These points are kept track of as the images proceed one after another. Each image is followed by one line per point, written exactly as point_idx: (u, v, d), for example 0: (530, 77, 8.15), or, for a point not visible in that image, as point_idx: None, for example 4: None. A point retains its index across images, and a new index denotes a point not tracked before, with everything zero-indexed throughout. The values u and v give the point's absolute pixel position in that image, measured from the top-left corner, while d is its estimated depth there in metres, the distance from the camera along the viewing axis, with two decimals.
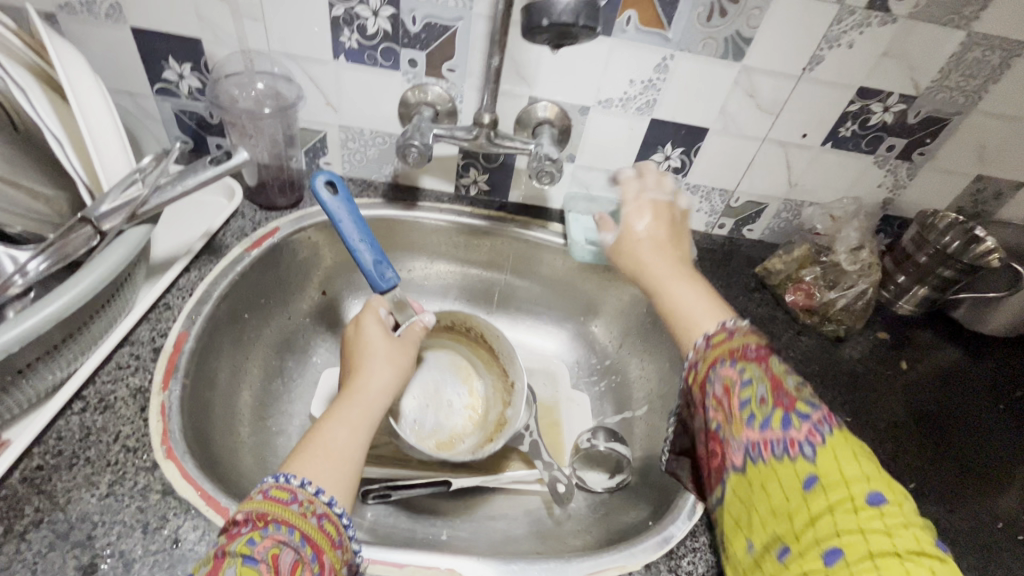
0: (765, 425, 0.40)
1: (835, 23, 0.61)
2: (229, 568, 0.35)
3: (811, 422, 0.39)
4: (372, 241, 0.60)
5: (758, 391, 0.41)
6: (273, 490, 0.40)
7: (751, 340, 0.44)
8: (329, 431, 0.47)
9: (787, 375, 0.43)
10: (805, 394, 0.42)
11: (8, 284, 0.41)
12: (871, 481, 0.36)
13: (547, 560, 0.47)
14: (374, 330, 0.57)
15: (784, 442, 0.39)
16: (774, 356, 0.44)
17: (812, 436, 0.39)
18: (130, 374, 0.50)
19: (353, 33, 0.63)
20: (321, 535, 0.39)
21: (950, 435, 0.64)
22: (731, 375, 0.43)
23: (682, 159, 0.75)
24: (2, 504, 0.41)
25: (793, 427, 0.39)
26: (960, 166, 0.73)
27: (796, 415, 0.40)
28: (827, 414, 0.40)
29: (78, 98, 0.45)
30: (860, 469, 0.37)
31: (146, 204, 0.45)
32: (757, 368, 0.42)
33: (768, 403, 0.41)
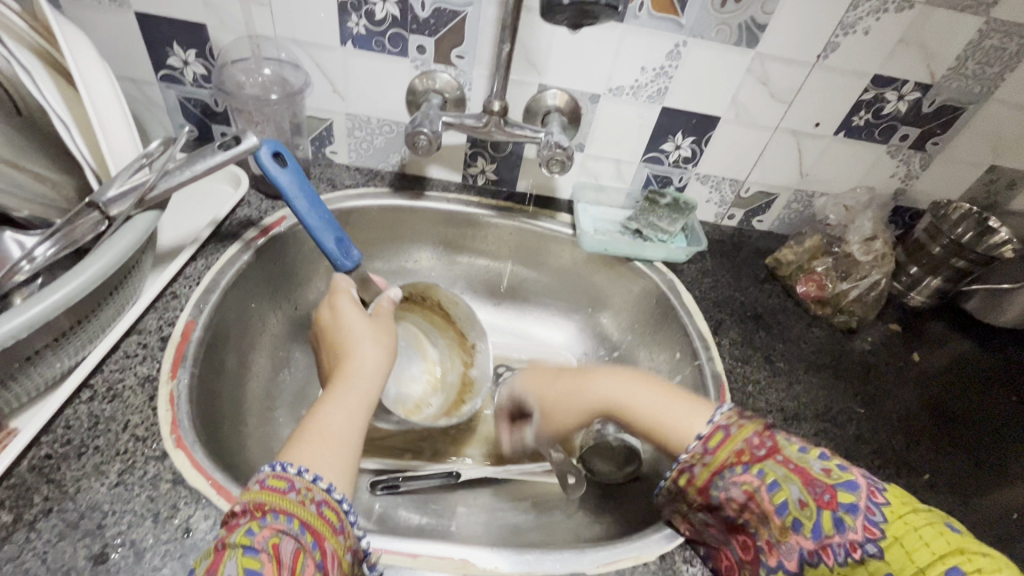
0: (817, 532, 0.39)
1: (850, 9, 0.60)
2: (229, 559, 0.35)
3: (862, 514, 0.39)
4: (328, 215, 0.58)
5: (792, 493, 0.41)
6: (270, 480, 0.40)
7: (751, 433, 0.44)
8: (325, 418, 0.46)
9: (808, 461, 0.42)
10: (838, 476, 0.41)
11: (14, 270, 0.40)
12: (945, 556, 0.36)
13: (562, 550, 0.46)
14: (351, 311, 0.55)
15: (842, 547, 0.38)
16: (783, 443, 0.43)
17: (871, 531, 0.38)
18: (138, 363, 0.50)
19: (361, 19, 0.62)
20: (320, 522, 0.39)
21: (964, 427, 0.63)
22: (750, 481, 0.42)
23: (693, 148, 0.74)
24: (11, 493, 0.40)
25: (847, 526, 0.39)
26: (973, 156, 0.72)
27: (844, 511, 0.39)
28: (868, 491, 0.40)
29: (86, 82, 0.44)
30: (929, 547, 0.36)
31: (154, 189, 0.44)
32: (776, 465, 0.42)
33: (808, 504, 0.40)
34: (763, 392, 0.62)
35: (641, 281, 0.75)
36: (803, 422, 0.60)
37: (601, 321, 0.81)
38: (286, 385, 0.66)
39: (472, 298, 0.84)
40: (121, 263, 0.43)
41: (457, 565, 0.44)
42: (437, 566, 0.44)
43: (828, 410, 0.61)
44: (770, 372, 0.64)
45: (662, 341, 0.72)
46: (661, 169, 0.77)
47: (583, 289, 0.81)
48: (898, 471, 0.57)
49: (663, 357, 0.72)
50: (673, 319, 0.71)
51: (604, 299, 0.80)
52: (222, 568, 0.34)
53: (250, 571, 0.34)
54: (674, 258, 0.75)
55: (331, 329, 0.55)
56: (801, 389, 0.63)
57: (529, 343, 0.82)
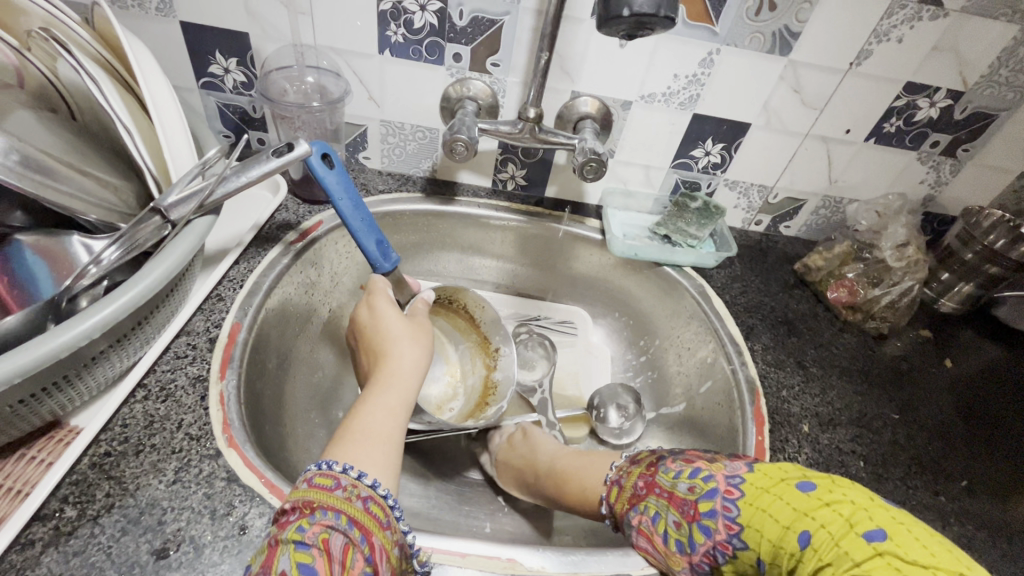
0: (692, 546, 0.40)
1: (885, 17, 0.60)
2: (283, 554, 0.35)
3: (719, 514, 0.39)
4: (371, 217, 0.56)
5: (669, 519, 0.42)
6: (316, 478, 0.40)
7: (636, 477, 0.48)
8: (368, 419, 0.47)
9: (678, 483, 0.43)
10: (701, 488, 0.41)
11: (82, 273, 0.43)
12: (792, 524, 0.35)
13: (607, 551, 0.46)
14: (387, 309, 0.56)
15: (716, 549, 0.39)
16: (660, 475, 0.46)
17: (731, 527, 0.38)
18: (188, 363, 0.51)
19: (400, 28, 0.63)
20: (367, 517, 0.39)
21: (1000, 433, 0.63)
22: (641, 519, 0.45)
23: (722, 155, 0.74)
24: (74, 489, 0.42)
25: (712, 531, 0.39)
26: (1005, 162, 0.72)
27: (706, 517, 0.40)
28: (725, 490, 0.40)
29: (152, 94, 0.47)
30: (777, 520, 0.36)
31: (213, 196, 0.46)
32: (655, 498, 0.45)
33: (682, 524, 0.41)
34: (797, 397, 0.62)
35: (671, 289, 0.75)
36: (838, 426, 0.60)
37: (629, 326, 0.82)
38: (323, 386, 0.68)
39: (499, 298, 0.86)
40: (177, 267, 0.45)
41: (504, 565, 0.45)
42: (485, 565, 0.45)
43: (863, 416, 0.62)
44: (803, 378, 0.65)
45: (691, 345, 0.73)
46: (689, 175, 0.77)
47: (612, 293, 0.82)
48: (935, 477, 0.57)
49: (691, 362, 0.72)
50: (703, 325, 0.71)
51: (633, 304, 0.81)
52: (277, 562, 0.35)
53: (302, 565, 0.35)
54: (704, 262, 0.75)
55: (368, 328, 0.56)
56: (835, 394, 0.63)
57: (551, 326, 0.83)
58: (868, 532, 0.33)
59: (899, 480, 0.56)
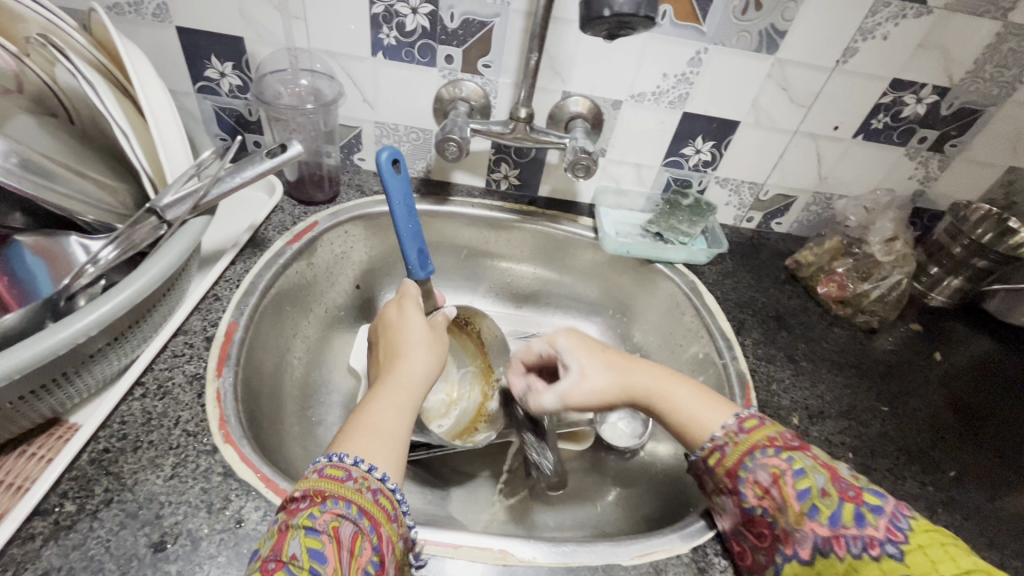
0: (835, 521, 0.40)
1: (870, 15, 0.61)
2: (293, 539, 0.37)
3: (885, 516, 0.40)
4: (417, 227, 0.61)
5: (816, 482, 0.42)
6: (328, 468, 0.41)
7: (786, 431, 0.47)
8: (371, 415, 0.47)
9: (836, 466, 0.44)
10: (864, 487, 0.42)
11: (80, 272, 0.44)
12: (966, 572, 0.37)
13: (597, 542, 0.47)
14: (413, 314, 0.57)
15: (862, 539, 0.39)
16: (813, 447, 0.45)
17: (891, 533, 0.39)
18: (185, 362, 0.52)
19: (392, 31, 0.64)
20: (377, 508, 0.40)
21: (989, 425, 0.64)
22: (781, 465, 0.43)
23: (713, 152, 0.75)
24: (74, 484, 0.42)
25: (867, 523, 0.40)
26: (992, 157, 0.73)
27: (866, 509, 0.40)
28: (892, 503, 0.41)
29: (148, 97, 0.48)
30: (950, 561, 0.37)
31: (208, 196, 0.47)
32: (805, 458, 0.44)
33: (831, 497, 0.41)
34: (788, 391, 0.63)
35: (663, 284, 0.76)
36: (827, 419, 0.61)
37: (622, 324, 0.83)
38: (318, 385, 0.69)
39: (494, 301, 0.87)
40: (173, 265, 0.46)
41: (496, 556, 0.46)
42: (477, 556, 0.45)
43: (853, 408, 0.62)
44: (794, 371, 0.65)
45: (684, 341, 0.73)
46: (680, 173, 0.78)
47: (606, 291, 0.82)
48: (924, 468, 0.58)
49: (684, 358, 0.73)
50: (695, 321, 0.72)
51: (627, 304, 0.82)
52: (287, 547, 0.37)
53: (311, 552, 0.36)
54: (696, 259, 0.76)
55: (390, 328, 0.57)
56: (825, 387, 0.64)
57: None
58: None
59: (889, 470, 0.57)
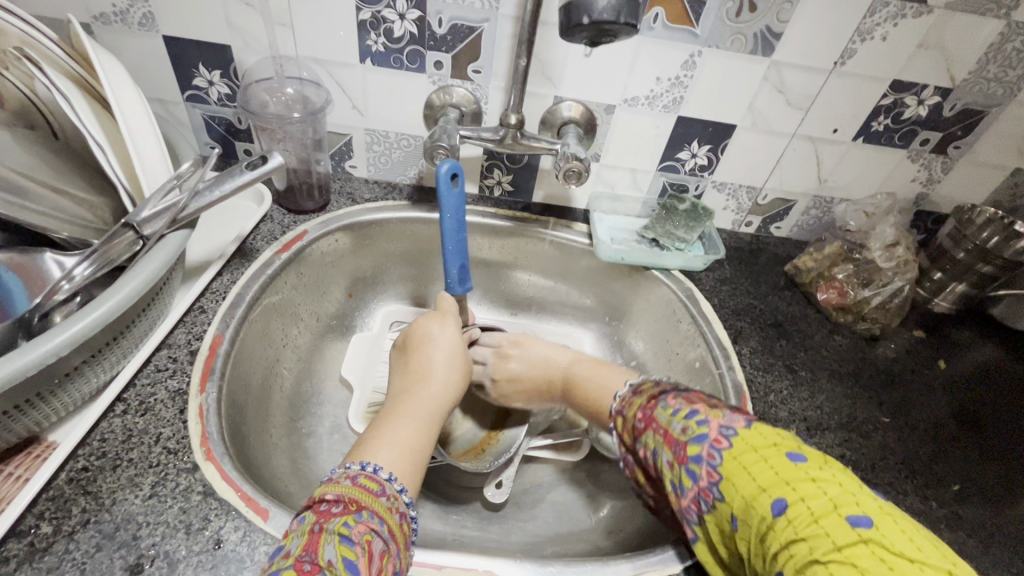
0: (679, 488, 0.38)
1: (868, 15, 0.60)
2: (328, 544, 0.35)
3: (704, 461, 0.37)
4: (462, 243, 0.61)
5: (661, 456, 0.40)
6: (362, 478, 0.40)
7: (638, 407, 0.45)
8: (401, 426, 0.48)
9: (675, 421, 0.40)
10: (693, 431, 0.39)
11: (55, 289, 0.44)
12: (770, 488, 0.33)
13: (586, 562, 0.47)
14: (452, 333, 0.60)
15: (700, 494, 0.37)
16: (659, 409, 0.42)
17: (712, 475, 0.36)
18: (168, 377, 0.51)
19: (380, 37, 0.63)
20: (401, 532, 0.39)
21: (995, 436, 0.62)
22: (643, 455, 0.42)
23: (709, 157, 0.74)
24: (51, 505, 0.42)
25: (695, 476, 0.37)
26: (996, 158, 0.71)
27: (693, 461, 0.38)
28: (715, 438, 0.38)
29: (123, 110, 0.47)
30: (755, 481, 0.34)
31: (185, 210, 0.47)
32: (652, 434, 0.42)
33: (671, 464, 0.39)
34: (785, 402, 0.61)
35: (659, 291, 0.75)
36: (826, 431, 0.59)
37: (619, 331, 0.81)
38: (307, 395, 0.68)
39: (488, 309, 0.86)
40: (154, 281, 0.46)
41: None
42: None
43: (852, 419, 0.61)
44: (791, 382, 0.64)
45: (680, 349, 0.72)
46: (676, 177, 0.77)
47: (602, 298, 0.81)
48: (926, 482, 0.56)
49: (681, 365, 0.71)
50: (691, 329, 0.70)
51: (622, 310, 0.80)
52: (322, 551, 0.35)
53: (347, 561, 0.35)
54: (692, 266, 0.75)
55: (428, 342, 0.59)
56: (824, 398, 0.62)
57: None
58: (852, 516, 0.31)
59: (888, 484, 0.55)
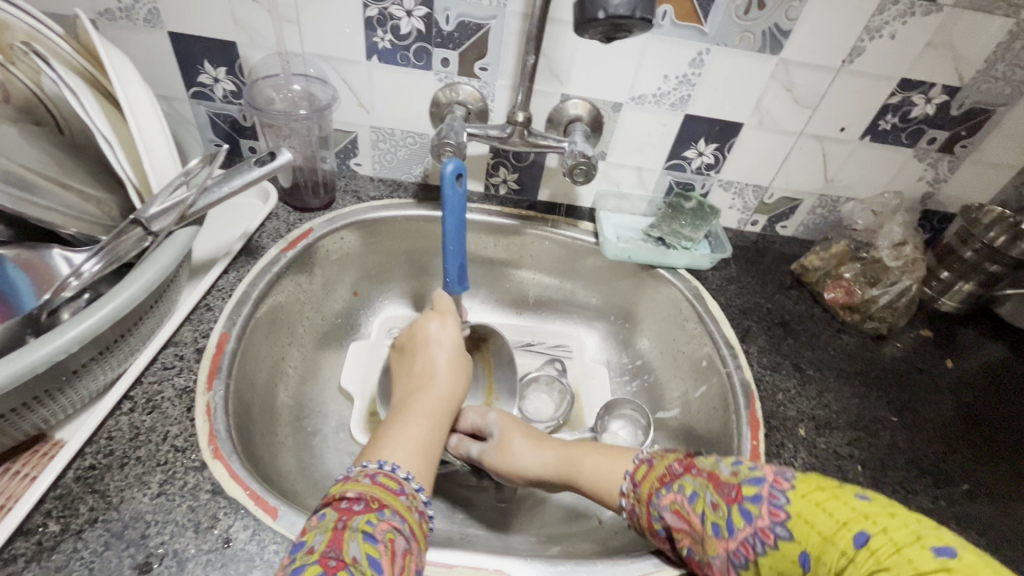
0: (731, 529, 0.40)
1: (877, 13, 0.59)
2: (352, 541, 0.36)
3: (765, 500, 0.40)
4: (462, 243, 0.60)
5: (707, 499, 0.42)
6: (381, 477, 0.41)
7: (672, 460, 0.48)
8: (412, 426, 0.48)
9: (722, 467, 0.44)
10: (745, 475, 0.42)
11: (63, 285, 0.44)
12: (849, 522, 0.36)
13: (596, 561, 0.47)
14: (454, 333, 0.59)
15: (757, 535, 0.39)
16: (698, 458, 0.46)
17: (776, 513, 0.39)
18: (175, 374, 0.51)
19: (387, 34, 0.62)
20: (422, 531, 0.40)
21: (1003, 435, 0.62)
22: (676, 498, 0.44)
23: (715, 155, 0.74)
24: (58, 503, 0.41)
25: (754, 515, 0.39)
26: (1003, 158, 0.71)
27: (749, 501, 0.40)
28: (772, 480, 0.41)
29: (131, 104, 0.47)
30: (832, 516, 0.37)
31: (194, 206, 0.47)
32: (692, 479, 0.44)
33: (720, 505, 0.41)
34: (793, 401, 0.61)
35: (665, 289, 0.75)
36: (835, 431, 0.59)
37: (624, 330, 0.81)
38: (312, 394, 0.68)
39: (493, 308, 0.85)
40: (162, 278, 0.45)
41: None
42: None
43: (861, 419, 0.60)
44: (800, 381, 0.63)
45: (687, 348, 0.72)
46: (683, 176, 0.76)
47: (607, 297, 0.81)
48: (936, 481, 0.56)
49: (688, 365, 0.71)
50: (698, 327, 0.70)
51: (627, 309, 0.80)
52: (346, 547, 0.35)
53: (372, 559, 0.35)
54: (698, 264, 0.74)
55: (431, 344, 0.58)
56: (832, 397, 0.62)
57: (548, 350, 0.82)
58: (937, 546, 0.33)
59: (898, 484, 0.55)
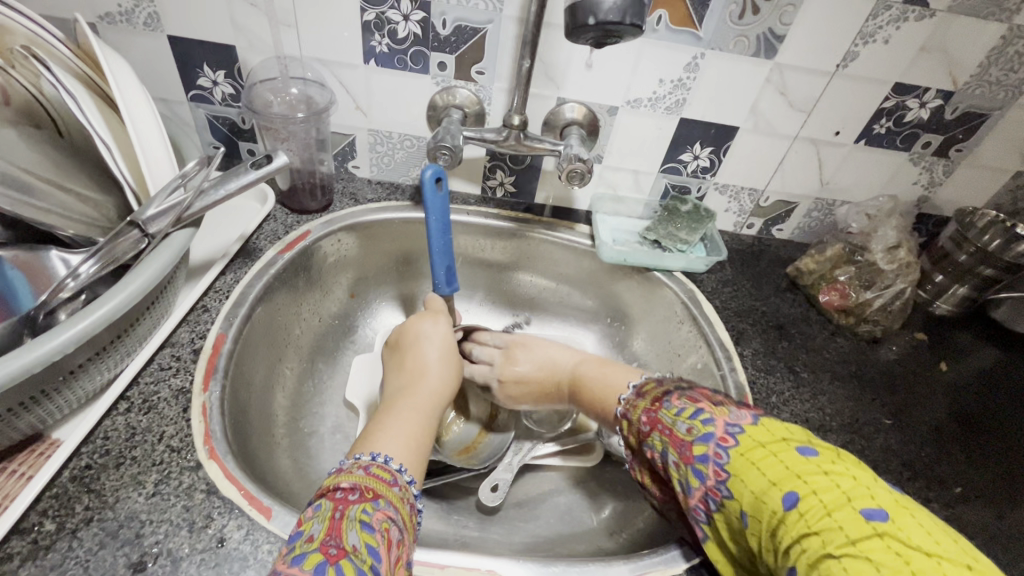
0: (687, 487, 0.40)
1: (870, 18, 0.60)
2: (351, 530, 0.36)
3: (711, 460, 0.38)
4: (449, 244, 0.64)
5: (667, 457, 0.41)
6: (375, 468, 0.41)
7: (640, 412, 0.46)
8: (403, 419, 0.49)
9: (680, 421, 0.42)
10: (698, 432, 0.40)
11: (61, 287, 0.44)
12: (781, 484, 0.34)
13: (589, 562, 0.47)
14: (445, 330, 0.60)
15: (708, 493, 0.38)
16: (662, 411, 0.44)
17: (720, 474, 0.37)
18: (172, 375, 0.51)
19: (384, 38, 0.63)
20: (412, 524, 0.40)
21: (996, 438, 0.62)
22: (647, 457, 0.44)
23: (711, 158, 0.74)
24: (54, 502, 0.42)
25: (703, 476, 0.38)
26: (998, 162, 0.71)
27: (699, 462, 0.39)
28: (721, 437, 0.39)
29: (129, 108, 0.47)
30: (765, 476, 0.35)
31: (190, 208, 0.47)
32: (657, 436, 0.43)
33: (677, 465, 0.40)
34: (787, 403, 0.62)
35: (661, 291, 0.75)
36: (828, 433, 0.59)
37: (620, 333, 0.82)
38: (308, 396, 0.68)
39: (490, 310, 0.85)
40: (158, 279, 0.46)
41: None
42: None
43: (854, 422, 0.61)
44: (794, 384, 0.64)
45: (682, 350, 0.72)
46: (678, 179, 0.77)
47: (604, 299, 0.81)
48: (928, 484, 0.56)
49: (683, 367, 0.72)
50: (693, 330, 0.70)
51: (624, 311, 0.80)
52: (346, 536, 0.35)
53: (370, 548, 0.35)
54: (694, 267, 0.75)
55: (422, 339, 0.58)
56: (826, 400, 0.63)
57: None
58: (867, 509, 0.31)
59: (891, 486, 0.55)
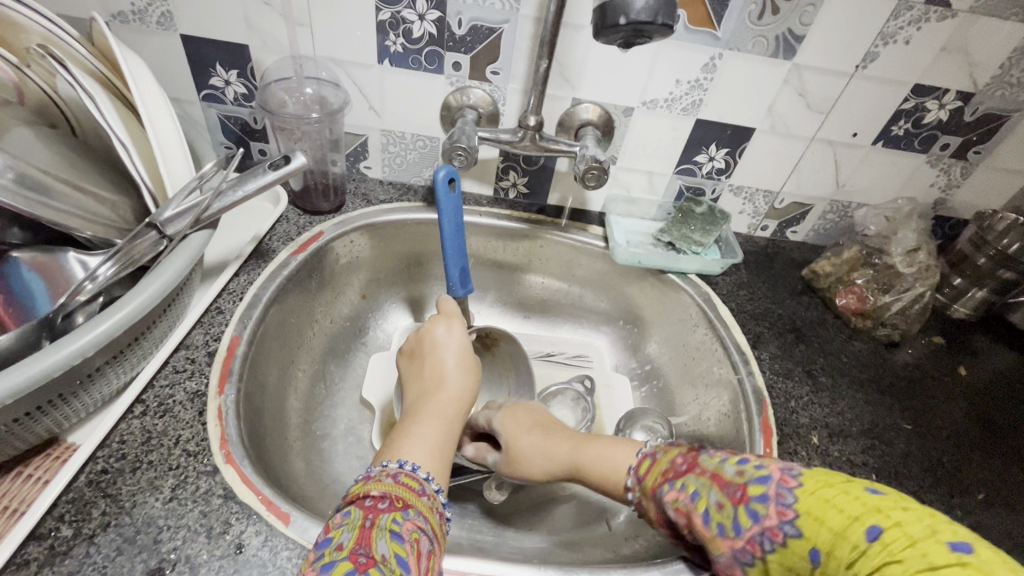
0: (737, 529, 0.37)
1: (892, 18, 0.59)
2: (380, 540, 0.36)
3: (772, 499, 0.36)
4: (463, 245, 0.63)
5: (709, 498, 0.39)
6: (404, 476, 0.41)
7: (676, 454, 0.45)
8: (426, 426, 0.48)
9: (725, 465, 0.41)
10: (751, 474, 0.39)
11: (78, 289, 0.44)
12: (862, 517, 0.33)
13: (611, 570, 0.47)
14: (461, 336, 0.59)
15: (764, 534, 0.36)
16: (702, 454, 0.43)
17: (785, 513, 0.36)
18: (187, 378, 0.51)
19: (399, 37, 0.62)
20: (442, 533, 0.40)
21: (1018, 444, 0.62)
22: (678, 497, 0.41)
23: (726, 160, 0.73)
24: (70, 507, 0.41)
25: (762, 516, 0.36)
26: (1018, 164, 0.70)
27: (756, 501, 0.37)
28: (780, 478, 0.38)
29: (147, 108, 0.47)
30: (843, 513, 0.34)
31: (209, 209, 0.47)
32: (695, 477, 0.41)
33: (726, 506, 0.38)
34: (806, 408, 0.61)
35: (675, 294, 0.74)
36: (849, 438, 0.58)
37: (633, 335, 0.81)
38: (320, 398, 0.67)
39: (501, 312, 0.85)
40: (176, 281, 0.45)
41: None
42: None
43: (874, 426, 0.60)
44: (812, 388, 0.63)
45: (697, 353, 0.71)
46: (693, 180, 0.76)
47: (617, 302, 0.80)
48: (951, 490, 0.55)
49: (698, 370, 0.71)
50: (709, 333, 0.70)
51: (637, 313, 0.80)
52: (375, 545, 0.35)
53: (399, 558, 0.35)
54: (710, 269, 0.74)
55: (438, 347, 0.57)
56: (845, 404, 0.62)
57: (564, 361, 0.80)
58: (953, 542, 0.30)
59: (913, 493, 0.55)
